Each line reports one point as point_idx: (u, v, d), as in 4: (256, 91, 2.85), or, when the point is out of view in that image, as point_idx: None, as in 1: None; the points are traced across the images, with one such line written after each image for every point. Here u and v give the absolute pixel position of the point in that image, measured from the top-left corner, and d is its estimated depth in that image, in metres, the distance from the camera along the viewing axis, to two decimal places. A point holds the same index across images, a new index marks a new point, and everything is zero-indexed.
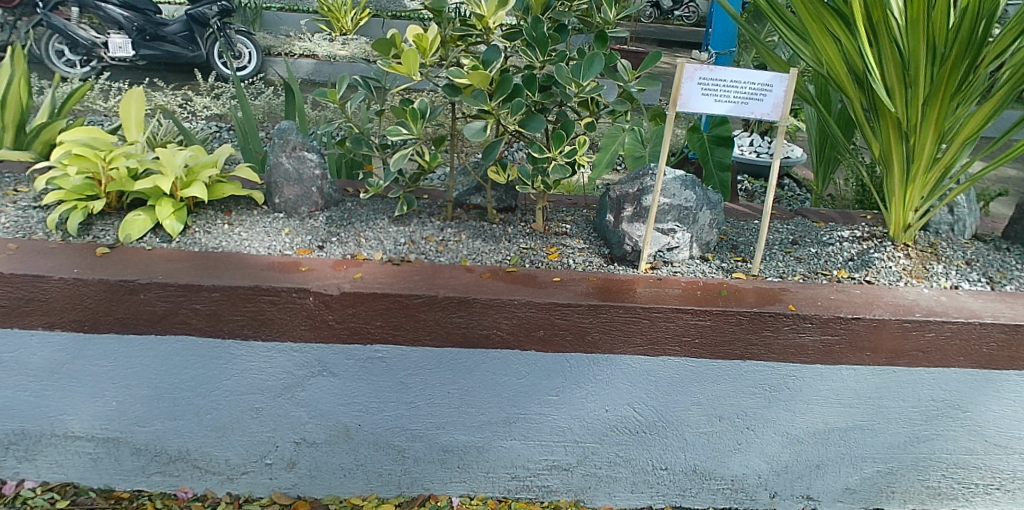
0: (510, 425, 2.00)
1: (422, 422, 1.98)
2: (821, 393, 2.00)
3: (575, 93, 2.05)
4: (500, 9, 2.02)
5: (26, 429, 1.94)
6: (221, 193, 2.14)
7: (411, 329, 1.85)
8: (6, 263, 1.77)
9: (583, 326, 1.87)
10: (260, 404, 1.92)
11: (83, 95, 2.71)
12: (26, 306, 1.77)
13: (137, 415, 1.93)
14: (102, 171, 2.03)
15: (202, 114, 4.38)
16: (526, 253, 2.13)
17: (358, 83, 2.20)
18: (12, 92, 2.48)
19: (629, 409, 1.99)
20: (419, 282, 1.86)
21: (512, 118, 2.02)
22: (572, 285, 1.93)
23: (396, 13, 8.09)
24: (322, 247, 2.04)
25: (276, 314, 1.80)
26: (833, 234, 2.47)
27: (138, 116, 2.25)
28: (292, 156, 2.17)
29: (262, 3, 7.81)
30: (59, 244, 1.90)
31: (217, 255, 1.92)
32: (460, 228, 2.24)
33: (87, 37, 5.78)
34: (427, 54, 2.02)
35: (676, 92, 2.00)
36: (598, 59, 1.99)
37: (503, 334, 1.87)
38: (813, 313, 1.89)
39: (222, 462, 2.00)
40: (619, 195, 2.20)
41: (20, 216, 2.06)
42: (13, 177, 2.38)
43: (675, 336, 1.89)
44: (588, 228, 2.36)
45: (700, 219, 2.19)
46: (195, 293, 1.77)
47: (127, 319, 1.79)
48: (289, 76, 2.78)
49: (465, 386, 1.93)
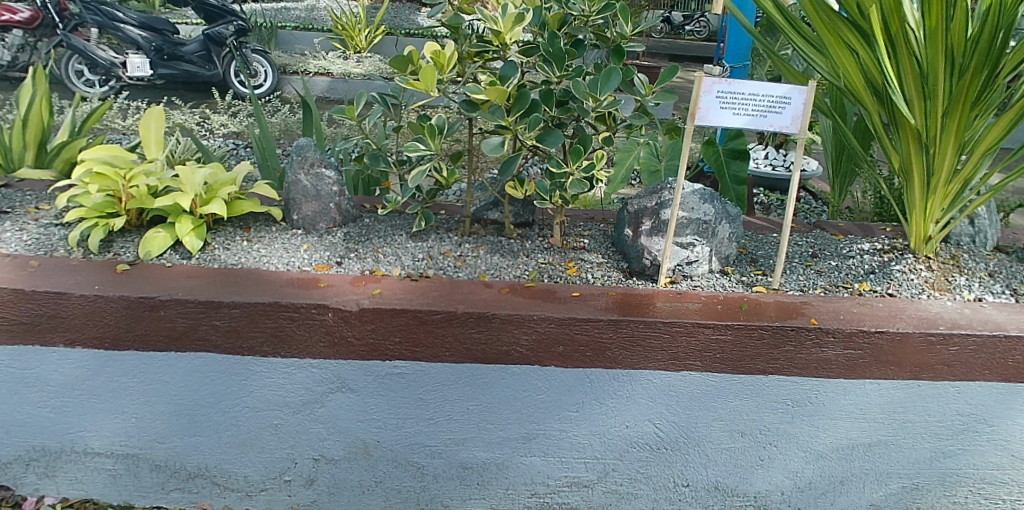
0: (530, 441, 1.98)
1: (441, 438, 1.97)
2: (844, 408, 1.97)
3: (593, 108, 2.06)
4: (518, 25, 1.99)
5: (46, 445, 1.93)
6: (240, 210, 2.10)
7: (430, 345, 1.84)
8: (29, 280, 1.77)
9: (603, 342, 1.86)
10: (280, 421, 1.90)
11: (103, 114, 2.72)
12: (47, 323, 1.76)
13: (157, 432, 1.91)
14: (122, 190, 1.97)
15: (219, 132, 4.37)
16: (544, 268, 2.13)
17: (376, 99, 2.12)
18: (34, 111, 2.51)
19: (650, 425, 1.97)
20: (437, 298, 1.86)
21: (529, 134, 2.03)
22: (592, 299, 1.94)
23: (409, 31, 8.11)
24: (340, 263, 2.04)
25: (296, 330, 1.80)
26: (853, 247, 2.45)
27: (158, 134, 2.21)
28: (309, 173, 2.16)
29: (278, 21, 7.83)
30: (80, 261, 1.89)
31: (236, 272, 1.91)
32: (477, 244, 2.23)
33: (103, 57, 5.81)
34: (444, 70, 2.01)
35: (694, 105, 2.00)
36: (616, 73, 1.99)
37: (523, 350, 1.86)
38: (836, 327, 1.87)
39: (241, 479, 1.98)
40: (638, 209, 2.19)
41: (42, 233, 2.04)
42: (34, 195, 2.34)
43: (696, 352, 1.88)
44: (606, 243, 2.35)
45: (719, 233, 2.19)
46: (215, 310, 1.76)
47: (146, 336, 1.79)
48: (306, 95, 2.71)
49: (484, 401, 1.92)
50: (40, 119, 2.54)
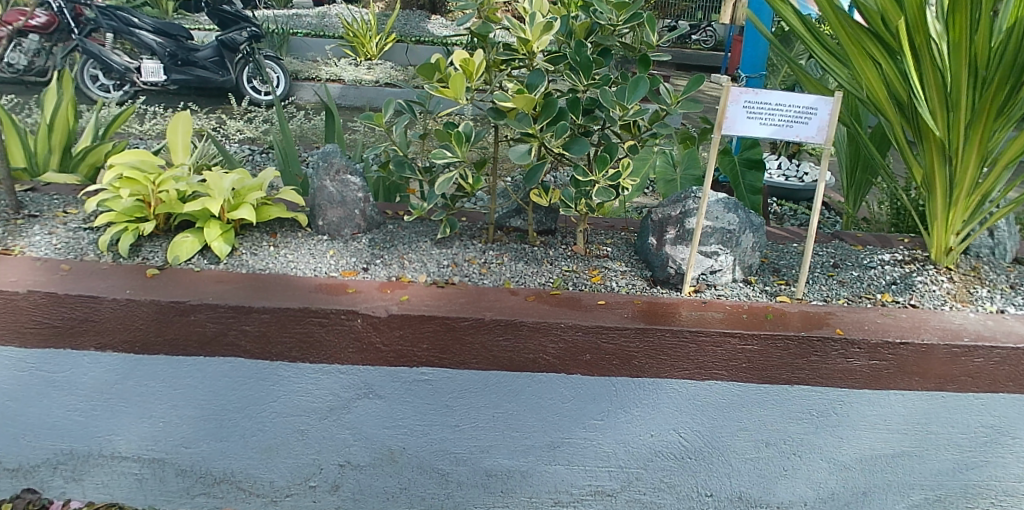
0: (555, 449, 1.98)
1: (466, 446, 1.97)
2: (868, 419, 1.97)
3: (620, 116, 2.05)
4: (547, 33, 2.00)
5: (74, 449, 1.93)
6: (268, 215, 2.11)
7: (458, 352, 1.84)
8: (60, 284, 1.78)
9: (630, 351, 1.86)
10: (306, 426, 1.91)
11: (128, 119, 2.75)
12: (78, 327, 1.77)
13: (184, 436, 1.91)
14: (152, 194, 2.00)
15: (236, 137, 4.37)
16: (569, 276, 2.13)
17: (404, 107, 2.13)
18: (60, 115, 2.53)
19: (675, 435, 1.97)
20: (465, 305, 1.87)
21: (557, 141, 2.03)
22: (618, 308, 1.94)
23: (420, 38, 8.12)
24: (367, 269, 2.04)
25: (324, 336, 1.80)
26: (873, 257, 2.46)
27: (185, 140, 2.23)
28: (335, 180, 2.16)
29: (290, 28, 7.85)
30: (109, 266, 1.90)
31: (265, 277, 1.92)
32: (501, 251, 2.23)
33: (118, 62, 5.84)
34: (473, 78, 2.01)
35: (722, 115, 2.00)
36: (643, 82, 2.01)
37: (550, 357, 1.86)
38: (861, 338, 1.87)
39: (267, 484, 1.98)
40: (662, 218, 2.18)
41: (71, 237, 2.05)
42: (61, 199, 2.35)
43: (722, 361, 1.88)
44: (629, 251, 2.35)
45: (742, 242, 2.18)
46: (246, 314, 1.77)
47: (176, 340, 1.79)
48: (328, 100, 2.71)
49: (509, 409, 1.92)
50: (66, 123, 2.56)
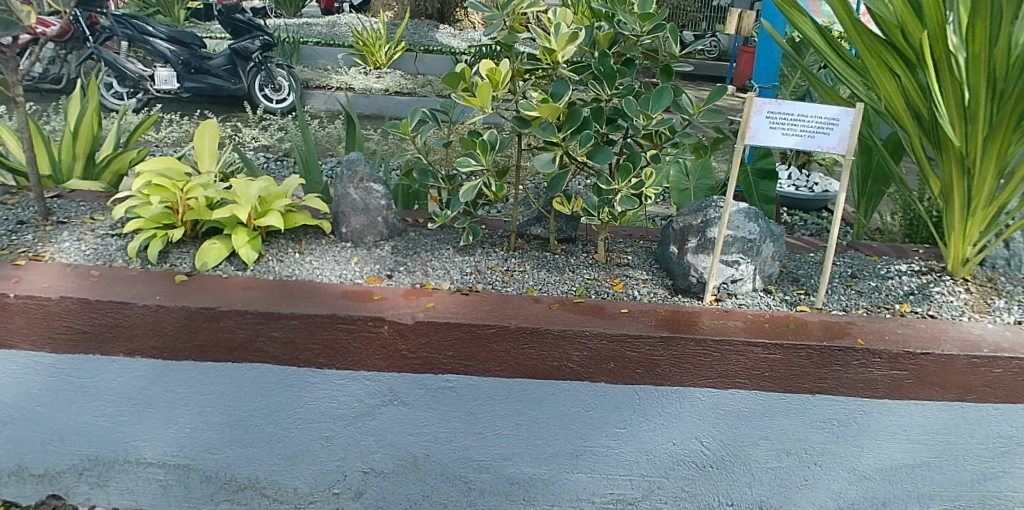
0: (577, 458, 1.98)
1: (489, 453, 1.97)
2: (889, 429, 1.98)
3: (643, 125, 2.06)
4: (571, 44, 2.01)
5: (99, 454, 1.94)
6: (294, 222, 2.12)
7: (483, 360, 1.85)
8: (91, 290, 1.79)
9: (653, 359, 1.87)
10: (331, 433, 1.91)
11: (152, 125, 2.77)
12: (108, 333, 1.78)
13: (210, 442, 1.92)
14: (180, 201, 2.01)
15: (251, 145, 4.40)
16: (591, 284, 2.14)
17: (429, 116, 2.16)
18: (85, 123, 2.57)
19: (697, 443, 1.98)
20: (490, 312, 1.88)
21: (580, 150, 2.05)
22: (641, 316, 1.94)
23: (429, 47, 8.16)
24: (391, 276, 2.05)
25: (351, 343, 1.81)
26: (890, 268, 2.47)
27: (212, 147, 2.24)
28: (359, 188, 2.18)
29: (300, 37, 7.90)
30: (138, 272, 1.91)
31: (291, 284, 1.93)
32: (523, 259, 2.25)
33: (134, 70, 5.95)
34: (498, 87, 2.03)
35: (745, 125, 2.02)
36: (667, 91, 2.03)
37: (574, 365, 1.87)
38: (882, 348, 1.88)
39: (291, 491, 1.99)
40: (683, 227, 2.20)
41: (99, 243, 2.06)
42: (87, 205, 2.37)
43: (745, 369, 1.89)
44: (649, 259, 2.36)
45: (763, 252, 2.19)
46: (274, 320, 1.78)
47: (204, 346, 1.80)
48: (349, 108, 2.74)
49: (533, 417, 1.93)
50: (90, 131, 2.59)
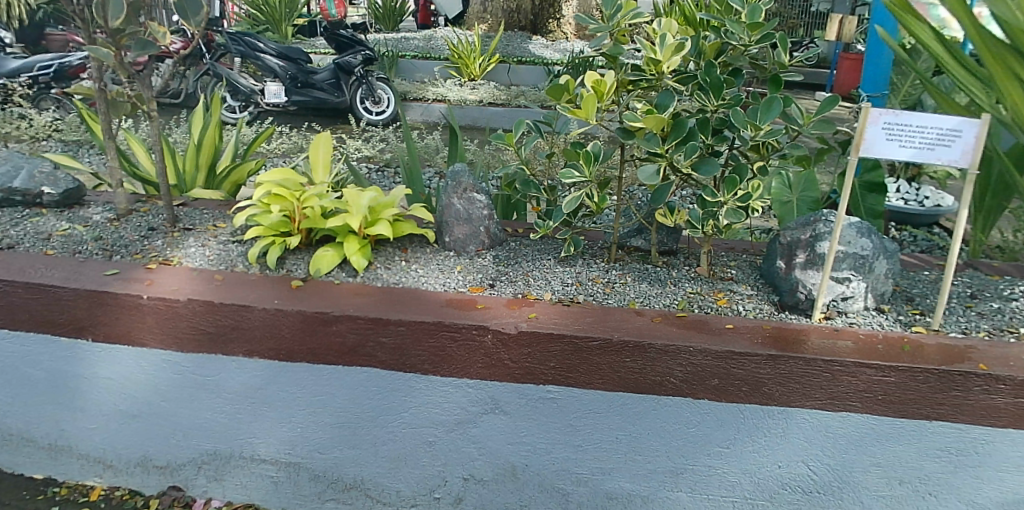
0: (678, 476, 1.94)
1: (588, 467, 1.96)
2: (1017, 461, 1.84)
3: (751, 136, 2.02)
4: (677, 54, 1.99)
5: (218, 449, 2.05)
6: (401, 231, 2.19)
7: (584, 372, 1.85)
8: (216, 293, 1.91)
9: (760, 377, 1.82)
10: (434, 438, 1.95)
11: (269, 136, 2.90)
12: (230, 334, 1.89)
13: (319, 442, 2.00)
14: (297, 210, 2.11)
15: (355, 156, 4.57)
16: (694, 298, 2.10)
17: (533, 127, 2.19)
18: (208, 137, 2.73)
19: (804, 467, 1.90)
20: (592, 324, 1.87)
21: (686, 162, 2.01)
22: (747, 332, 1.89)
23: (523, 58, 8.23)
24: (493, 285, 2.08)
25: (455, 351, 1.85)
26: (1017, 288, 2.30)
27: (326, 158, 2.35)
28: (463, 197, 2.23)
29: (398, 51, 8.15)
30: (258, 277, 2.02)
31: (398, 291, 1.99)
32: (624, 271, 2.23)
33: (246, 85, 6.28)
34: (603, 98, 2.03)
35: (859, 137, 1.94)
36: (777, 101, 1.97)
37: (677, 381, 1.84)
38: (1008, 374, 1.75)
39: (394, 493, 2.04)
40: (791, 241, 2.12)
41: (222, 249, 2.19)
42: (211, 213, 2.52)
43: (857, 392, 1.80)
44: (754, 274, 2.30)
45: (875, 269, 2.09)
46: (383, 326, 1.83)
47: (317, 349, 1.88)
48: (451, 119, 2.77)
49: (633, 432, 1.91)
50: (213, 144, 2.76)
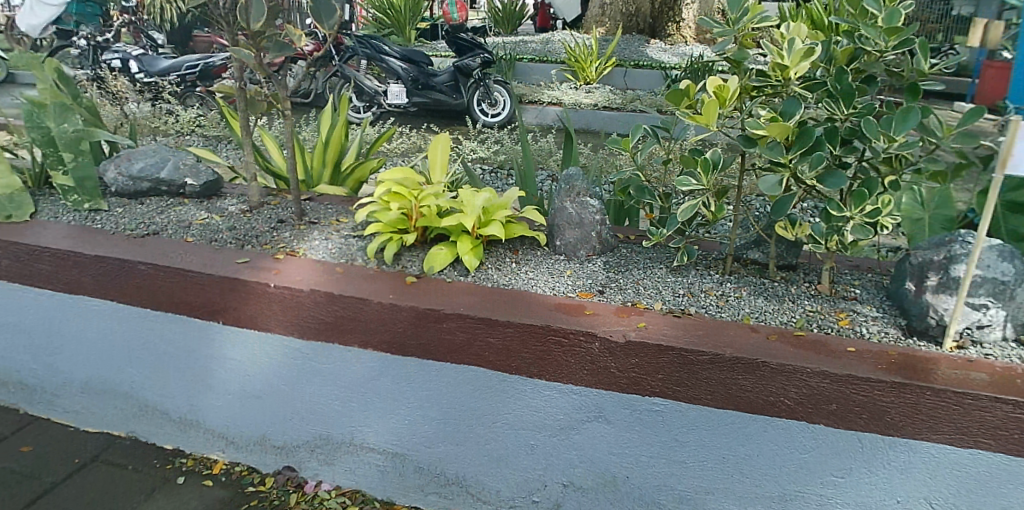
0: (788, 503, 1.85)
1: (692, 484, 1.90)
2: None
3: (883, 148, 1.89)
4: (806, 59, 1.90)
5: (330, 435, 2.14)
6: (513, 233, 2.21)
7: (693, 386, 1.79)
8: (335, 285, 2.00)
9: (882, 406, 1.69)
10: (535, 441, 1.95)
11: (391, 137, 3.00)
12: (347, 324, 1.97)
13: (425, 436, 2.05)
14: (414, 208, 2.17)
15: (469, 157, 4.66)
16: (813, 316, 1.99)
17: (649, 132, 2.14)
18: (335, 134, 2.87)
19: (926, 506, 1.76)
20: (704, 338, 1.81)
21: (811, 173, 1.91)
22: (870, 356, 1.77)
23: (640, 62, 8.11)
24: (602, 292, 2.06)
25: (562, 356, 1.84)
26: None
27: (443, 158, 2.40)
28: (575, 202, 2.22)
29: (516, 54, 8.24)
30: (376, 272, 2.10)
31: (508, 293, 2.00)
32: (740, 284, 2.15)
33: (371, 87, 6.54)
34: (726, 104, 1.96)
35: (1007, 152, 1.77)
36: (915, 111, 1.83)
37: (791, 403, 1.75)
38: None
39: (493, 493, 2.06)
40: (921, 262, 1.97)
41: (343, 243, 2.29)
42: (334, 208, 2.64)
43: (991, 429, 1.65)
44: (880, 295, 2.15)
45: (1017, 296, 1.90)
46: (491, 327, 1.86)
47: (427, 345, 1.93)
48: (567, 123, 2.76)
49: (742, 452, 1.83)
50: (339, 141, 2.89)
